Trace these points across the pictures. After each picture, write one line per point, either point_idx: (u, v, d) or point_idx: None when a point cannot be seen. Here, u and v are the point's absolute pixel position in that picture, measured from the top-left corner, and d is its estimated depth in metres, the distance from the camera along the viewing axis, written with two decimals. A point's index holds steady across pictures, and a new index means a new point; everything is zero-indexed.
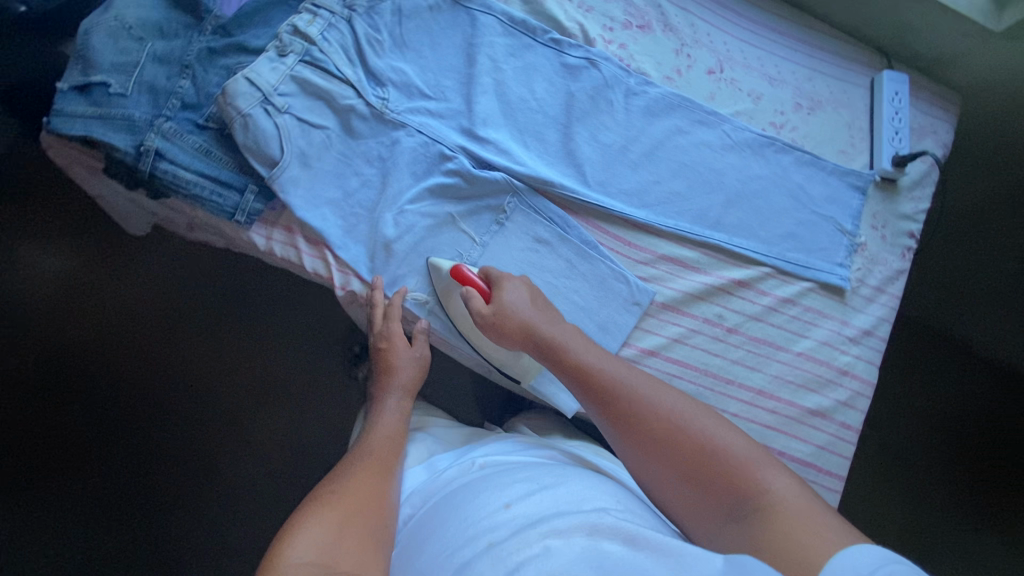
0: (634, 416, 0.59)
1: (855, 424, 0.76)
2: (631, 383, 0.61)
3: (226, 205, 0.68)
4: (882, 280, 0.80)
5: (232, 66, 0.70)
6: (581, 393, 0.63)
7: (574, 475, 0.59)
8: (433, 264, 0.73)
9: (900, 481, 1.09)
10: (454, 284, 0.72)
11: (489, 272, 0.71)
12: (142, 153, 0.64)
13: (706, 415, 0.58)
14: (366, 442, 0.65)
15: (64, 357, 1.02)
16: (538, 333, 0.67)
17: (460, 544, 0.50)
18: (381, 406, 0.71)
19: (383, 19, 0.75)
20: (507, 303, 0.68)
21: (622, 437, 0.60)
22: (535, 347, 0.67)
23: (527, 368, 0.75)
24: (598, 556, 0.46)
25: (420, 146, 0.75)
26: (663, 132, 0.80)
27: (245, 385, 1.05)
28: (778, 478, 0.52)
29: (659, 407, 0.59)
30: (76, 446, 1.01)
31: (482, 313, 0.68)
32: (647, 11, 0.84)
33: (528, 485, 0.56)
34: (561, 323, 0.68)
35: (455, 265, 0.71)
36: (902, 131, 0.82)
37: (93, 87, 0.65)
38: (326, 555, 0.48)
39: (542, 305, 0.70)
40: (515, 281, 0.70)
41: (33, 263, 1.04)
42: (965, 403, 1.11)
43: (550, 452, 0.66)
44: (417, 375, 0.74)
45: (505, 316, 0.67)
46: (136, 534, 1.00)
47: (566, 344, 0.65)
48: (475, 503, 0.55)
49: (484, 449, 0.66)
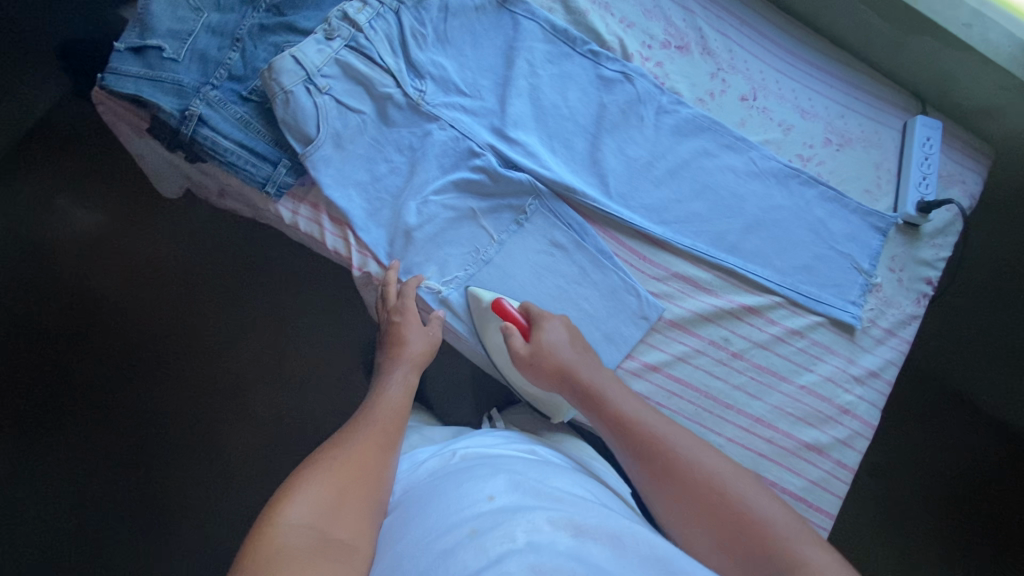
0: (666, 462, 0.60)
1: (851, 464, 0.76)
2: (666, 433, 0.62)
3: (258, 176, 0.70)
4: (894, 323, 0.79)
5: (281, 43, 0.73)
6: (613, 437, 0.64)
7: (558, 476, 0.60)
8: (472, 294, 0.75)
9: (893, 530, 1.07)
10: (494, 315, 0.74)
11: (529, 309, 0.73)
12: (186, 117, 0.67)
13: (736, 472, 0.59)
14: (369, 413, 0.65)
15: (87, 309, 1.06)
16: (575, 375, 0.68)
17: (441, 531, 0.51)
18: (387, 378, 0.71)
19: (430, 14, 0.77)
20: (545, 344, 0.70)
21: (650, 483, 0.60)
22: (569, 387, 0.69)
23: (557, 406, 0.78)
24: (582, 551, 0.47)
25: (451, 140, 0.76)
26: (690, 152, 0.81)
27: (254, 357, 1.08)
28: (813, 549, 0.52)
29: (692, 457, 0.60)
30: (85, 394, 1.04)
31: (519, 351, 0.70)
32: (687, 33, 0.85)
33: (512, 480, 0.57)
34: (598, 367, 0.70)
35: (495, 299, 0.73)
36: (929, 178, 0.82)
37: (148, 50, 0.68)
38: (322, 520, 0.50)
39: (580, 346, 0.71)
40: (556, 321, 0.72)
41: (66, 214, 1.08)
42: (965, 460, 1.10)
43: (534, 448, 0.67)
44: (426, 350, 0.73)
45: (544, 356, 0.69)
46: (130, 487, 1.02)
47: (601, 388, 0.67)
48: (457, 492, 0.55)
49: (467, 441, 0.66)
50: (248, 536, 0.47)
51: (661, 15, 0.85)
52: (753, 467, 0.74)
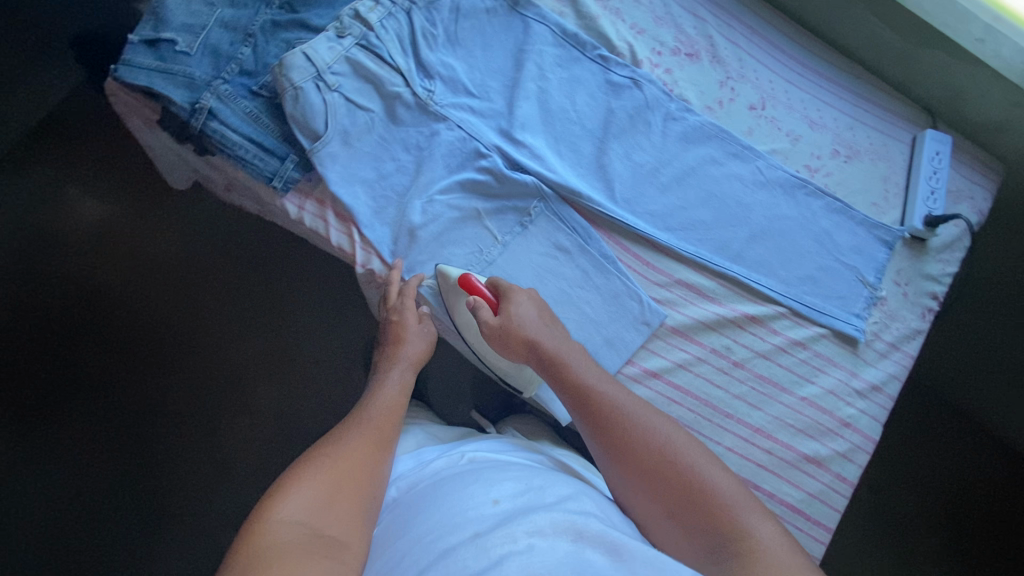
0: (623, 432, 0.60)
1: (850, 478, 0.75)
2: (628, 409, 0.62)
3: (266, 170, 0.71)
4: (898, 337, 0.79)
5: (292, 40, 0.73)
6: (573, 405, 0.64)
7: (562, 481, 0.59)
8: (443, 271, 0.73)
9: (893, 547, 1.06)
10: (462, 291, 0.73)
11: (497, 283, 0.72)
12: (196, 110, 0.67)
13: (692, 444, 0.60)
14: (368, 409, 0.65)
15: (91, 298, 1.07)
16: (542, 349, 0.68)
17: (444, 530, 0.51)
18: (382, 377, 0.70)
19: (441, 15, 0.78)
20: (513, 316, 0.69)
21: (607, 452, 0.61)
22: (536, 360, 0.68)
23: (528, 380, 0.76)
24: (581, 559, 0.47)
25: (458, 140, 0.77)
26: (697, 160, 0.81)
27: (255, 350, 1.08)
28: (764, 525, 0.52)
29: (649, 428, 0.60)
30: (86, 382, 1.04)
31: (489, 323, 0.70)
32: (697, 40, 0.85)
33: (517, 485, 0.57)
34: (565, 338, 0.69)
35: (461, 274, 0.72)
36: (937, 192, 0.81)
37: (161, 43, 0.69)
38: (314, 518, 0.50)
39: (548, 318, 0.70)
40: (524, 295, 0.71)
41: (75, 203, 1.09)
42: (966, 478, 1.09)
43: (538, 456, 0.67)
44: (424, 350, 0.74)
45: (512, 329, 0.68)
46: (127, 477, 1.02)
47: (566, 362, 0.66)
48: (463, 493, 0.55)
49: (476, 444, 0.66)
50: (241, 532, 0.48)
51: (672, 22, 0.85)
52: (751, 477, 0.74)
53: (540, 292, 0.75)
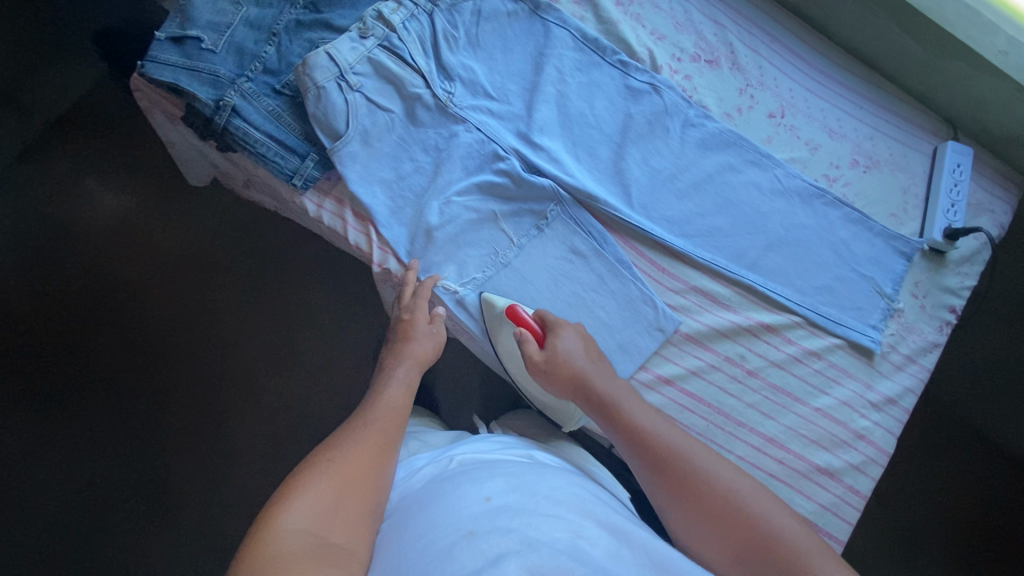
0: (678, 472, 0.60)
1: (863, 491, 0.74)
2: (684, 450, 0.61)
3: (286, 168, 0.71)
4: (914, 350, 0.78)
5: (316, 40, 0.74)
6: (625, 445, 0.64)
7: (554, 478, 0.60)
8: (487, 300, 0.75)
9: (901, 562, 1.05)
10: (508, 321, 0.74)
11: (544, 316, 0.73)
12: (220, 107, 0.68)
13: (750, 484, 0.59)
14: (368, 410, 0.65)
15: (106, 292, 1.08)
16: (590, 385, 0.68)
17: (438, 530, 0.51)
18: (387, 376, 0.70)
19: (463, 18, 0.78)
20: (560, 351, 0.69)
21: (664, 494, 0.61)
22: (584, 397, 0.68)
23: (571, 413, 0.78)
24: (580, 552, 0.48)
25: (476, 142, 0.77)
26: (714, 167, 0.81)
27: (267, 347, 1.09)
28: (834, 570, 0.52)
29: (703, 468, 0.60)
30: (99, 376, 1.06)
31: (534, 359, 0.70)
32: (717, 47, 0.85)
33: (507, 482, 0.57)
34: (612, 376, 0.69)
35: (510, 305, 0.73)
36: (958, 205, 0.81)
37: (187, 40, 0.70)
38: (318, 524, 0.50)
39: (595, 355, 0.71)
40: (570, 329, 0.71)
41: (93, 196, 1.10)
42: (980, 495, 1.07)
43: (530, 453, 0.67)
44: (430, 350, 0.73)
45: (558, 364, 0.68)
46: (137, 471, 1.04)
47: (616, 400, 0.66)
48: (453, 494, 0.55)
49: (465, 446, 0.67)
50: (245, 543, 0.48)
51: (692, 28, 0.85)
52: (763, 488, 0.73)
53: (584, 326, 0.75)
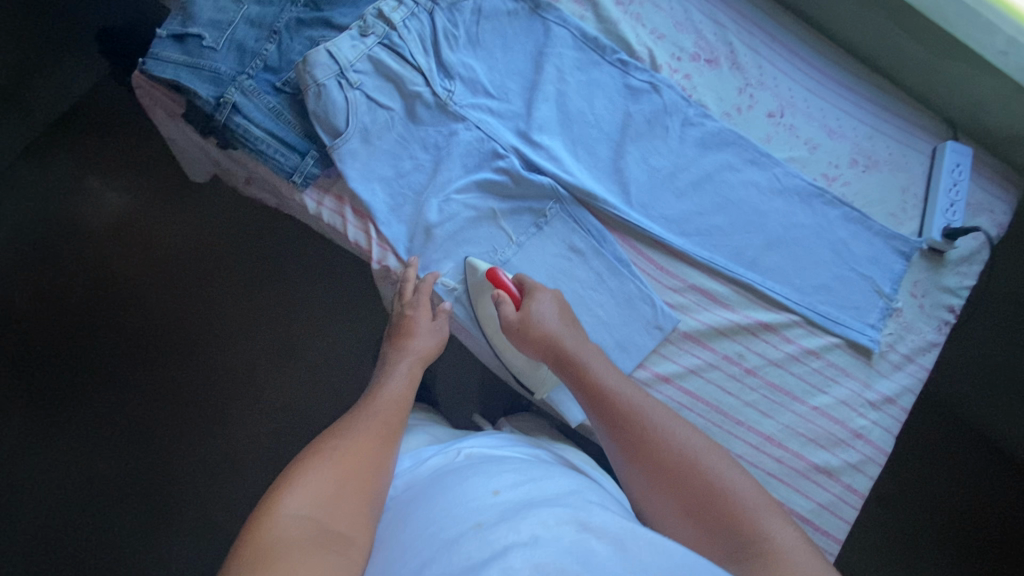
0: (640, 434, 0.61)
1: (861, 490, 0.74)
2: (645, 411, 0.63)
3: (286, 165, 0.72)
4: (912, 349, 0.78)
5: (316, 38, 0.74)
6: (593, 409, 0.65)
7: (560, 475, 0.60)
8: (471, 265, 0.75)
9: (900, 562, 1.05)
10: (487, 285, 0.74)
11: (523, 281, 0.73)
12: (221, 104, 0.68)
13: (709, 447, 0.60)
14: (371, 401, 0.66)
15: (107, 289, 1.08)
16: (561, 347, 0.68)
17: (447, 523, 0.51)
18: (391, 370, 0.71)
19: (463, 16, 0.79)
20: (534, 314, 0.69)
21: (627, 456, 0.62)
22: (555, 359, 0.69)
23: (544, 380, 0.76)
24: (583, 546, 0.47)
25: (476, 140, 0.77)
26: (713, 166, 0.81)
27: (267, 345, 1.09)
28: (782, 530, 0.52)
29: (665, 432, 0.61)
30: (100, 372, 1.06)
31: (509, 319, 0.70)
32: (717, 47, 0.85)
33: (515, 478, 0.57)
34: (584, 341, 0.70)
35: (491, 268, 0.73)
36: (957, 205, 0.81)
37: (188, 37, 0.70)
38: (319, 510, 0.51)
39: (570, 321, 0.71)
40: (547, 294, 0.72)
41: (95, 193, 1.11)
42: (978, 496, 1.07)
43: (536, 451, 0.68)
44: (434, 348, 0.74)
45: (532, 326, 0.69)
46: (136, 467, 1.04)
47: (585, 363, 0.67)
48: (462, 488, 0.56)
49: (473, 441, 0.67)
50: (246, 526, 0.48)
51: (692, 28, 0.85)
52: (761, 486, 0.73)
53: (562, 292, 0.76)
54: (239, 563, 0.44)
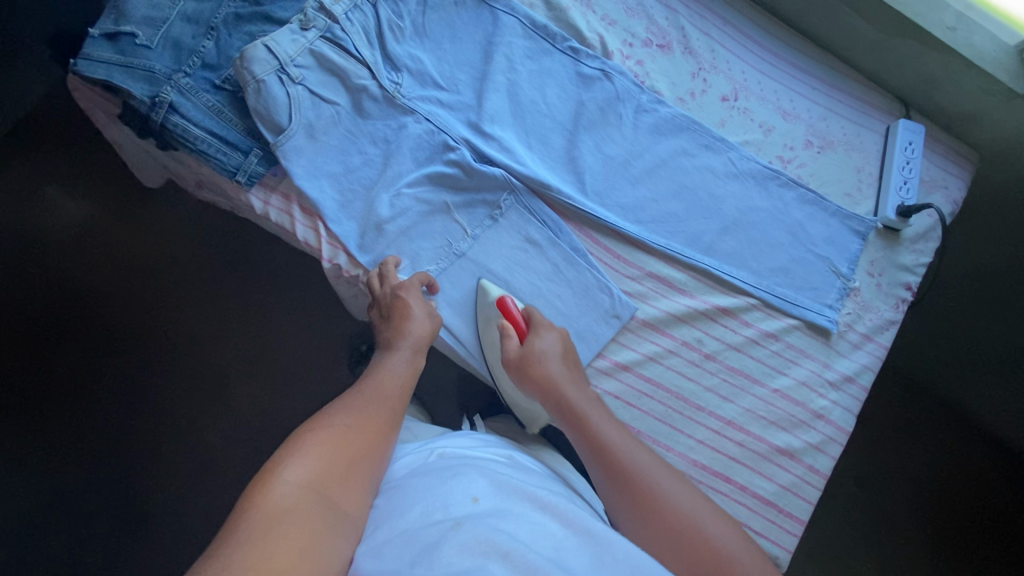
0: (635, 486, 0.59)
1: (823, 470, 0.74)
2: (642, 461, 0.61)
3: (229, 165, 0.70)
4: (871, 328, 0.78)
5: (256, 33, 0.73)
6: (589, 455, 0.63)
7: (540, 482, 0.60)
8: (482, 287, 0.75)
9: (875, 540, 1.06)
10: (495, 313, 0.74)
11: (531, 314, 0.72)
12: (156, 104, 0.67)
13: (699, 500, 0.59)
14: (370, 383, 0.64)
15: (74, 298, 1.06)
16: (560, 389, 0.67)
17: (427, 522, 0.50)
18: (390, 354, 0.68)
19: (408, 8, 0.77)
20: (536, 351, 0.68)
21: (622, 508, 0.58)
22: (552, 401, 0.67)
23: (534, 415, 0.78)
24: (563, 560, 0.48)
25: (426, 133, 0.76)
26: (668, 151, 0.80)
27: (237, 350, 1.07)
28: None
29: (659, 484, 0.59)
30: (68, 384, 1.03)
31: (511, 352, 0.69)
32: (669, 32, 0.85)
33: (498, 482, 0.56)
34: (583, 385, 0.68)
35: (501, 296, 0.73)
36: (910, 182, 0.81)
37: (121, 36, 0.68)
38: (319, 482, 0.51)
39: (571, 362, 0.70)
40: (552, 331, 0.71)
41: (53, 202, 1.07)
42: (949, 470, 1.08)
43: (512, 452, 0.66)
44: (430, 330, 0.70)
45: (535, 361, 0.68)
46: (109, 482, 1.01)
47: (584, 407, 0.65)
48: (440, 490, 0.54)
49: (449, 440, 0.65)
50: (243, 495, 0.48)
51: (644, 13, 0.84)
52: (722, 470, 0.73)
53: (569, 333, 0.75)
54: (241, 528, 0.45)
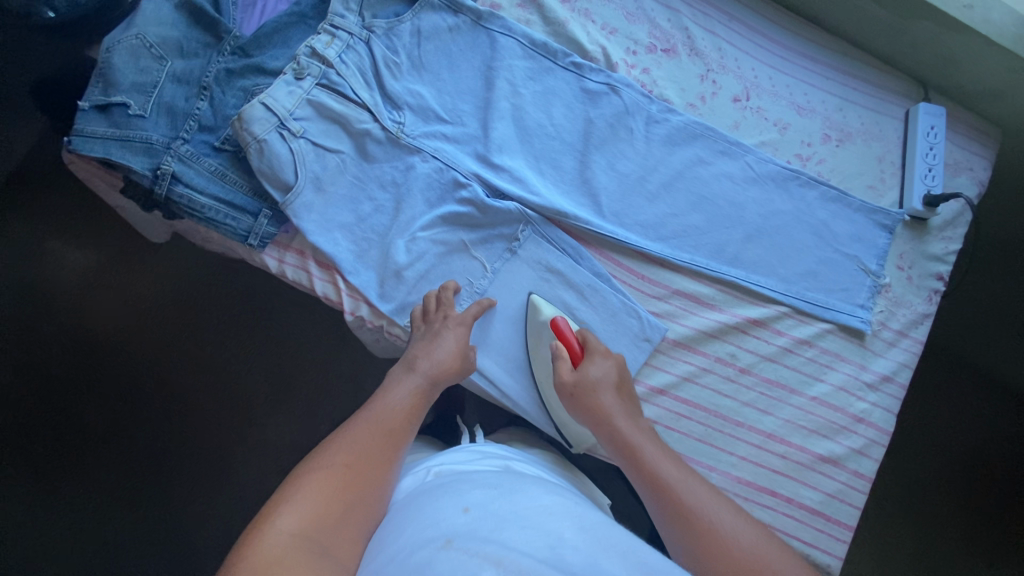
0: (696, 523, 0.54)
1: (867, 474, 0.74)
2: (693, 492, 0.57)
3: (239, 229, 0.68)
4: (905, 324, 0.77)
5: (250, 88, 0.70)
6: (643, 486, 0.60)
7: (530, 484, 0.55)
8: (534, 303, 0.74)
9: (915, 515, 1.07)
10: (548, 333, 0.72)
11: (585, 337, 0.71)
12: (159, 176, 0.65)
13: (781, 555, 0.53)
14: (373, 415, 0.62)
15: (87, 348, 1.05)
16: (613, 420, 0.64)
17: (417, 544, 0.46)
18: (396, 382, 0.67)
19: (402, 41, 0.75)
20: (591, 378, 0.67)
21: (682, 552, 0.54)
22: (606, 434, 0.64)
23: (581, 437, 0.73)
24: (558, 559, 0.42)
25: (434, 171, 0.74)
26: (684, 162, 0.78)
27: (262, 384, 1.07)
28: None
29: (726, 526, 0.54)
30: (93, 440, 1.03)
31: (563, 376, 0.67)
32: (673, 34, 0.81)
33: (487, 491, 0.52)
34: (638, 418, 0.66)
35: (554, 317, 0.71)
36: (936, 169, 0.79)
37: (113, 107, 0.66)
38: (313, 529, 0.49)
39: (626, 394, 0.68)
40: (606, 357, 0.69)
41: (59, 256, 1.06)
42: (985, 438, 1.08)
43: (507, 464, 0.61)
44: (456, 362, 0.68)
45: (588, 389, 0.66)
46: (144, 528, 1.02)
47: (636, 440, 0.63)
48: (430, 509, 0.50)
49: (443, 457, 0.62)
50: (235, 547, 0.47)
51: (645, 17, 0.81)
52: (767, 484, 0.73)
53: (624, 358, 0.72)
54: None
